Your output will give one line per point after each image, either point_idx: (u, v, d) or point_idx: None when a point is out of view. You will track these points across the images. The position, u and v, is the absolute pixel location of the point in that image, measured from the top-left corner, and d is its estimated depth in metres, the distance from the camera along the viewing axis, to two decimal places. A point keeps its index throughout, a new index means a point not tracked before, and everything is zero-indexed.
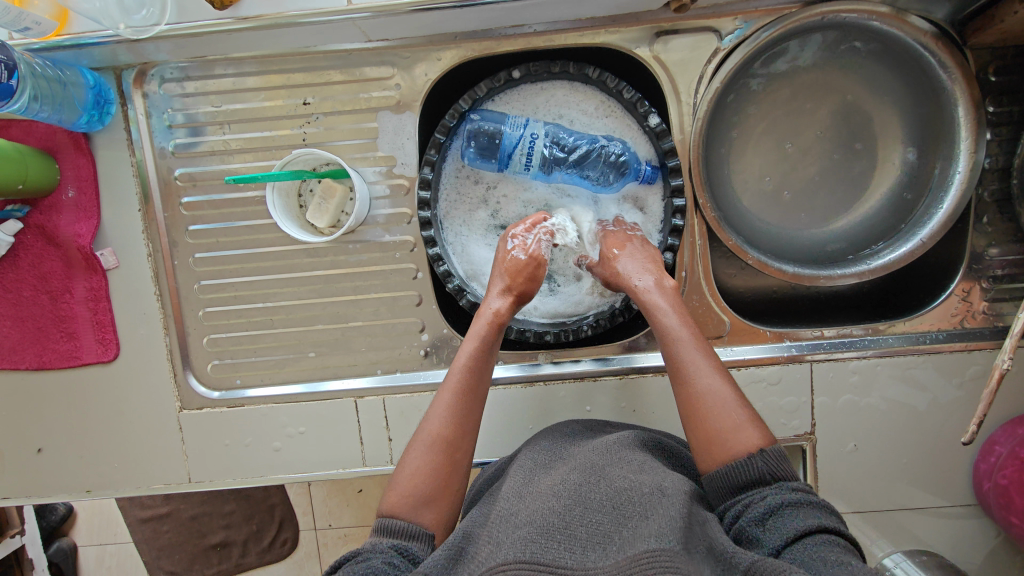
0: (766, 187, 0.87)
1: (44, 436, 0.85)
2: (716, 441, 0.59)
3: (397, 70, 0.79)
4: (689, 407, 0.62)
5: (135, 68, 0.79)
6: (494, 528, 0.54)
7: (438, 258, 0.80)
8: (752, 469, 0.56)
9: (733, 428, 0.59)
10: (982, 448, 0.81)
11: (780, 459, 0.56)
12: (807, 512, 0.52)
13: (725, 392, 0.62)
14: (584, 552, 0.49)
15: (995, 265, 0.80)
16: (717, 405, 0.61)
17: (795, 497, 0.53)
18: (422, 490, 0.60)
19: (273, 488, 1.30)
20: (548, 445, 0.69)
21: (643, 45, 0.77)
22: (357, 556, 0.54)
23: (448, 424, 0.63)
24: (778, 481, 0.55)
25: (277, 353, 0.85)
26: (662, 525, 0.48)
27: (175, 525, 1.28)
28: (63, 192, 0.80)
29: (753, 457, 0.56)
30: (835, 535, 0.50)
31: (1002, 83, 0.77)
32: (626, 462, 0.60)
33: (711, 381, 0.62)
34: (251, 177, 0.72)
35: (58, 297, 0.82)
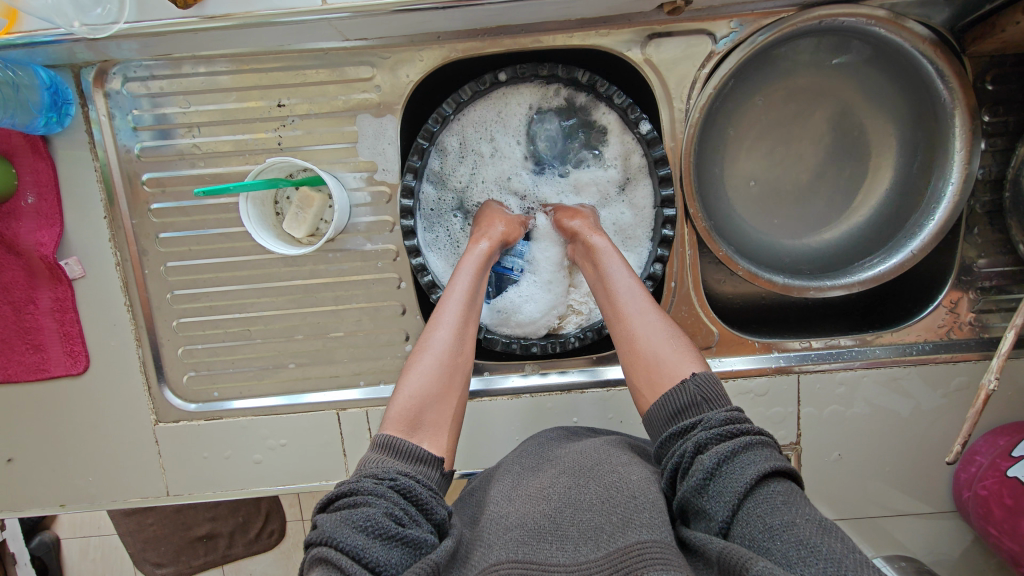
0: (757, 193, 0.85)
1: (14, 447, 0.82)
2: (656, 374, 0.62)
3: (378, 71, 0.75)
4: (631, 340, 0.64)
5: (95, 66, 0.73)
6: (484, 529, 0.53)
7: (422, 268, 0.77)
8: (686, 394, 0.57)
9: (672, 360, 0.61)
10: (963, 457, 0.81)
11: (710, 382, 0.58)
12: (745, 460, 0.49)
13: (660, 328, 0.64)
14: (575, 548, 0.48)
15: (984, 277, 0.80)
16: (653, 341, 0.63)
17: (731, 447, 0.51)
18: (424, 403, 0.60)
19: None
20: (535, 449, 0.68)
21: (634, 48, 0.74)
22: (357, 496, 0.50)
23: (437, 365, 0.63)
24: (710, 412, 0.55)
25: (256, 364, 0.82)
26: (654, 518, 0.49)
27: (159, 517, 1.23)
28: (23, 198, 0.75)
29: (685, 382, 0.58)
30: (778, 481, 0.48)
31: (998, 92, 0.75)
32: (613, 458, 0.59)
33: (651, 323, 0.64)
34: (222, 189, 0.68)
35: (21, 308, 0.78)
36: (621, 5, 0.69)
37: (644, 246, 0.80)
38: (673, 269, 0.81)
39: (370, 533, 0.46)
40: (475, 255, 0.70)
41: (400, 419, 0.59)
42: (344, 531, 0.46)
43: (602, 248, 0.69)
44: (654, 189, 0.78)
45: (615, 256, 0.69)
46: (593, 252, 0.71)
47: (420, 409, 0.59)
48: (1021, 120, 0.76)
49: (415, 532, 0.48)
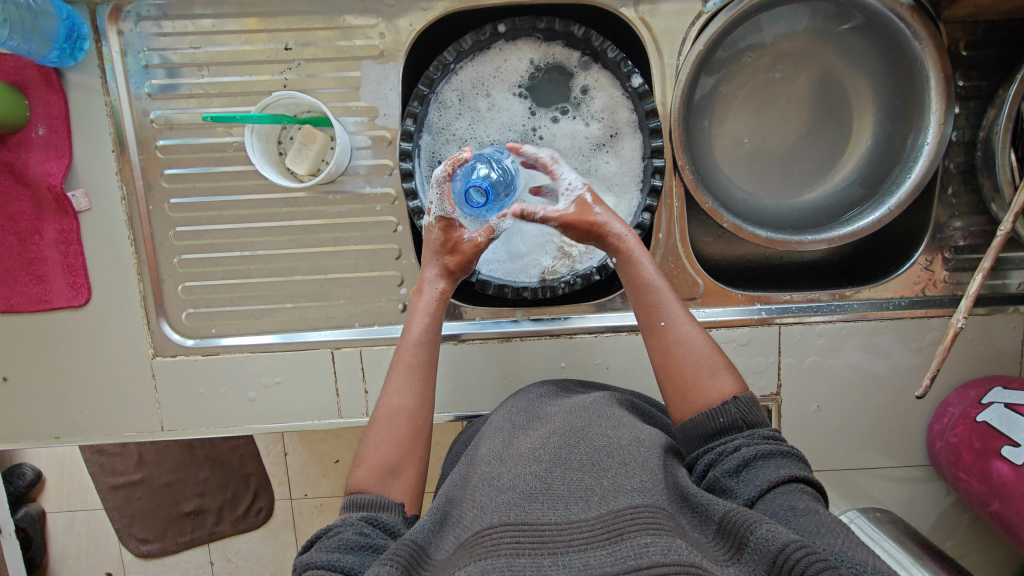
0: (744, 155, 0.89)
1: (14, 379, 0.84)
2: (691, 391, 0.63)
3: (381, 19, 0.78)
4: (668, 355, 0.65)
5: (110, 4, 0.77)
6: (479, 490, 0.55)
7: (419, 212, 0.78)
8: (728, 412, 0.59)
9: (708, 376, 0.63)
10: (937, 409, 0.85)
11: (751, 405, 0.60)
12: (778, 462, 0.55)
13: (700, 342, 0.65)
14: (567, 508, 0.50)
15: (958, 236, 0.83)
16: (693, 356, 0.64)
17: (768, 447, 0.56)
18: (387, 462, 0.62)
19: (248, 457, 1.30)
20: (524, 405, 0.70)
21: (628, 5, 0.79)
22: (329, 532, 0.54)
23: (393, 428, 0.65)
24: (750, 428, 0.58)
25: (253, 303, 0.84)
26: (644, 481, 0.51)
27: (148, 492, 1.27)
28: (33, 130, 0.78)
29: (726, 404, 0.60)
30: (806, 483, 0.53)
31: (972, 58, 0.79)
32: (603, 420, 0.62)
33: (688, 335, 0.65)
34: (228, 117, 0.73)
35: (27, 239, 0.80)
36: None
37: (632, 196, 0.83)
38: (661, 221, 0.84)
39: (342, 550, 0.51)
40: (427, 298, 0.72)
41: (369, 474, 0.61)
42: (318, 553, 0.50)
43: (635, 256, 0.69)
44: (644, 141, 0.81)
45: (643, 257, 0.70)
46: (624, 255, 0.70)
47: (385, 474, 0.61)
48: (993, 85, 0.80)
49: (383, 544, 0.53)
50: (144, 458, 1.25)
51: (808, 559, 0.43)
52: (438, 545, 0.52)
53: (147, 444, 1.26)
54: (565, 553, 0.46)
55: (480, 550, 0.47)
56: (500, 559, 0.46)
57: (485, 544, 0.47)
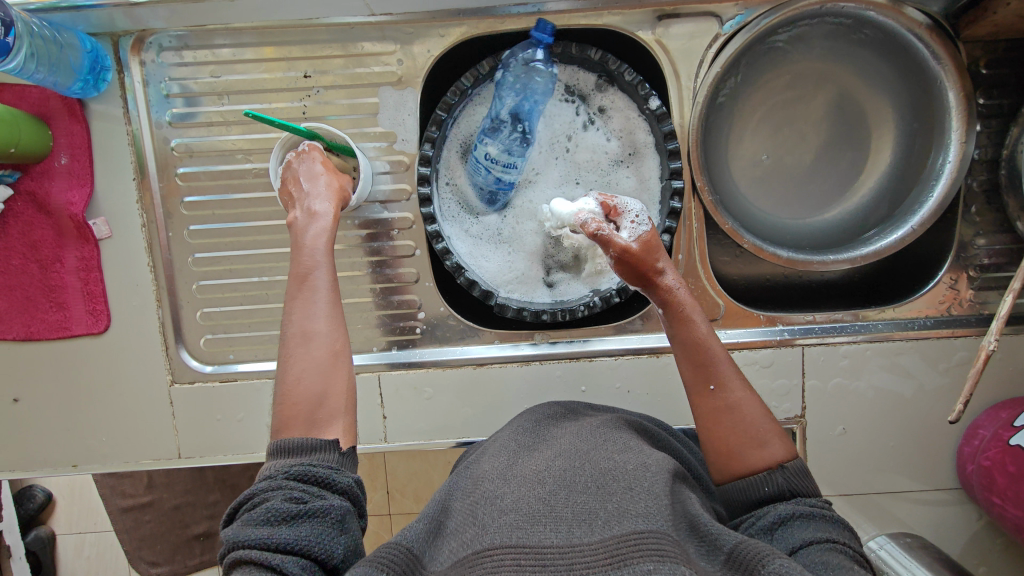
0: (761, 175, 0.89)
1: (32, 407, 0.84)
2: (737, 456, 0.61)
3: (399, 46, 0.79)
4: (716, 415, 0.62)
5: (133, 35, 0.78)
6: (479, 508, 0.57)
7: (437, 236, 0.79)
8: (773, 481, 0.59)
9: (758, 444, 0.61)
10: (967, 431, 0.83)
11: (800, 475, 0.59)
12: (817, 525, 0.55)
13: (753, 410, 0.62)
14: (569, 531, 0.52)
15: (982, 255, 0.82)
16: (744, 425, 0.61)
17: (809, 509, 0.56)
18: (314, 391, 0.59)
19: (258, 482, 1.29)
20: (529, 426, 0.72)
21: (645, 28, 0.79)
22: (254, 498, 0.51)
23: (317, 373, 0.59)
24: (796, 497, 0.58)
25: (271, 328, 0.84)
26: (648, 507, 0.53)
27: (157, 515, 1.25)
28: (56, 159, 0.79)
29: (774, 474, 0.59)
30: (847, 547, 0.52)
31: (992, 76, 0.79)
32: (608, 446, 0.64)
33: (741, 403, 0.62)
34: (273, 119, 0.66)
35: (48, 266, 0.81)
36: None
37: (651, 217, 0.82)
38: (680, 241, 0.83)
39: (273, 522, 0.49)
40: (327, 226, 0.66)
41: (295, 409, 0.58)
42: (247, 531, 0.48)
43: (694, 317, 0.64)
44: (663, 163, 0.81)
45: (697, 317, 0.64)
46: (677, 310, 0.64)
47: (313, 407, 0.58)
48: (1014, 103, 0.79)
49: (318, 501, 0.52)
50: (155, 481, 1.25)
51: None
52: (432, 557, 0.54)
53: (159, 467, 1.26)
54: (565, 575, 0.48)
55: (479, 569, 0.49)
56: None
57: (485, 564, 0.49)
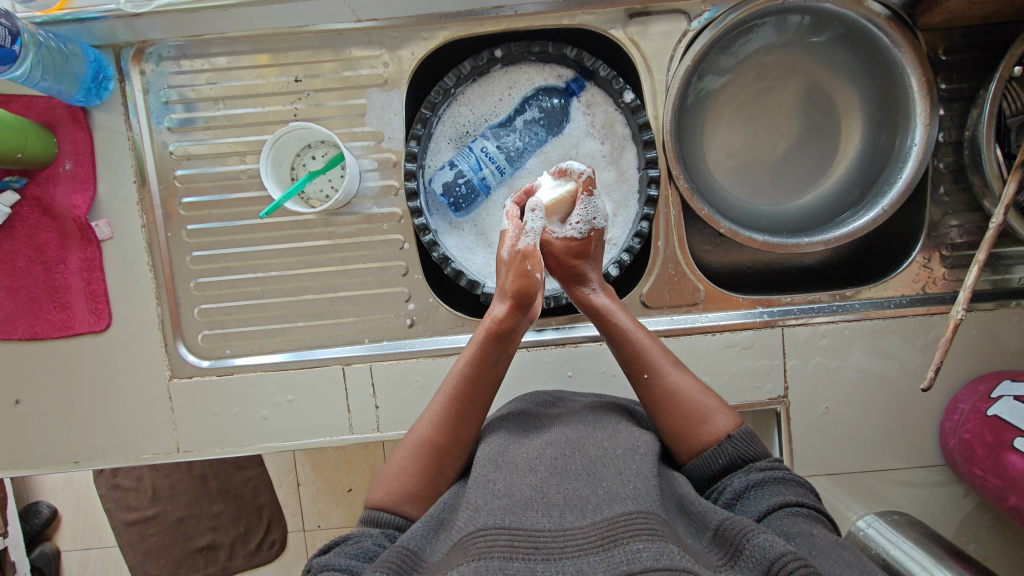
0: (734, 164, 0.92)
1: (33, 406, 0.86)
2: (687, 434, 0.66)
3: (385, 49, 0.83)
4: (660, 401, 0.68)
5: (134, 46, 0.82)
6: (473, 494, 0.59)
7: (424, 229, 0.82)
8: (724, 451, 0.63)
9: (703, 421, 0.66)
10: (947, 407, 0.85)
11: (747, 440, 0.64)
12: (773, 489, 0.59)
13: (688, 388, 0.68)
14: (561, 514, 0.54)
15: (953, 234, 0.85)
16: (685, 403, 0.67)
17: (762, 476, 0.61)
18: (406, 487, 0.63)
19: (261, 488, 1.32)
20: (519, 414, 0.74)
21: (617, 27, 0.83)
22: (347, 540, 0.58)
23: (416, 470, 0.64)
24: (748, 464, 0.63)
25: (266, 323, 0.87)
26: (638, 491, 0.55)
27: (162, 527, 1.27)
28: (61, 165, 0.83)
29: (724, 444, 0.64)
30: (803, 507, 0.57)
31: (951, 62, 0.82)
32: (598, 434, 0.66)
33: (677, 385, 0.68)
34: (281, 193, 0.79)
35: (52, 268, 0.84)
36: None
37: (631, 205, 0.86)
38: (659, 229, 0.86)
39: (360, 557, 0.55)
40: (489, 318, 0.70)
41: (386, 499, 0.63)
42: (337, 557, 0.54)
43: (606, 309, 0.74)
44: (640, 153, 0.84)
45: (616, 311, 0.75)
46: (602, 314, 0.74)
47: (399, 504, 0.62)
48: (974, 86, 0.82)
49: None
50: (158, 490, 1.27)
51: (796, 564, 0.46)
52: (430, 548, 0.55)
53: (162, 476, 1.28)
54: (558, 557, 0.49)
55: (473, 551, 0.50)
56: (494, 558, 0.49)
57: (479, 545, 0.50)
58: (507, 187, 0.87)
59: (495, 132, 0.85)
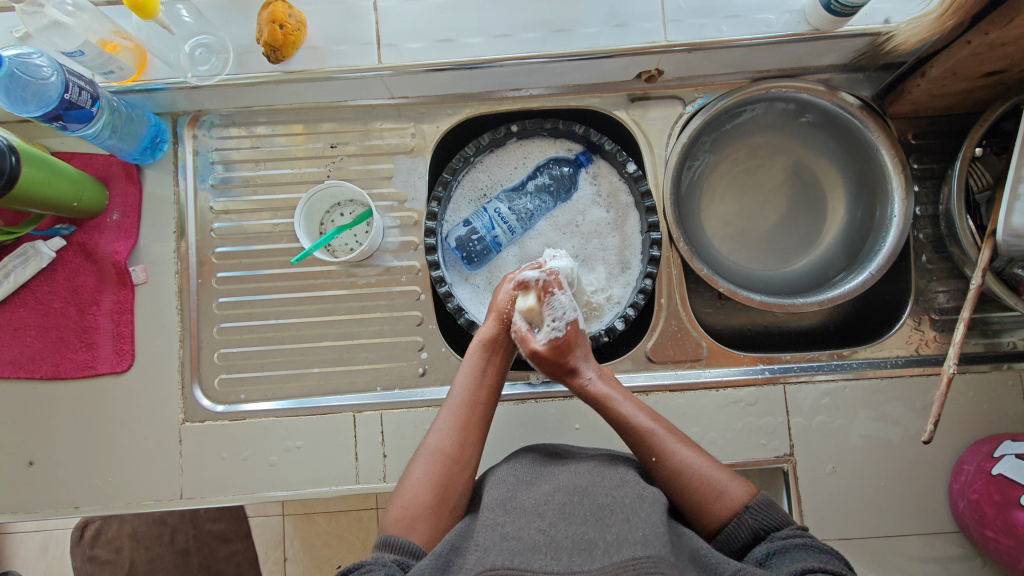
0: (731, 231, 1.00)
1: (41, 449, 0.87)
2: (706, 510, 0.66)
3: (413, 122, 0.93)
4: (671, 481, 0.67)
5: (190, 114, 0.92)
6: (482, 538, 0.60)
7: (440, 280, 0.87)
8: (744, 526, 0.64)
9: (719, 496, 0.66)
10: (953, 468, 0.85)
11: (765, 509, 0.64)
12: (794, 555, 0.59)
13: (700, 467, 0.68)
14: (570, 560, 0.56)
15: (940, 298, 0.90)
16: (698, 483, 0.67)
17: (782, 543, 0.61)
18: (419, 503, 0.66)
19: (244, 565, 1.26)
20: (528, 460, 0.75)
21: (621, 109, 0.94)
22: (360, 569, 0.58)
23: (428, 487, 0.67)
24: (770, 535, 0.63)
25: (283, 368, 0.90)
26: (645, 533, 0.57)
27: None
28: (109, 215, 0.90)
29: (743, 518, 0.64)
30: (823, 572, 0.55)
31: (921, 145, 0.92)
32: (605, 480, 0.68)
33: (688, 465, 0.68)
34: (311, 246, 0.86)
35: (85, 309, 0.88)
36: (608, 74, 0.89)
37: (636, 265, 0.92)
38: (662, 287, 0.92)
39: None
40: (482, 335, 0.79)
41: (400, 519, 0.65)
42: None
43: (602, 397, 0.74)
44: (643, 218, 0.92)
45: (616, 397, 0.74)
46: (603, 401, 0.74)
47: (414, 519, 0.65)
48: (944, 167, 0.91)
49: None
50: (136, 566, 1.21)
51: None
52: None
53: (141, 550, 1.24)
54: None
55: None
56: None
57: None
58: (517, 245, 0.94)
59: (508, 195, 0.93)
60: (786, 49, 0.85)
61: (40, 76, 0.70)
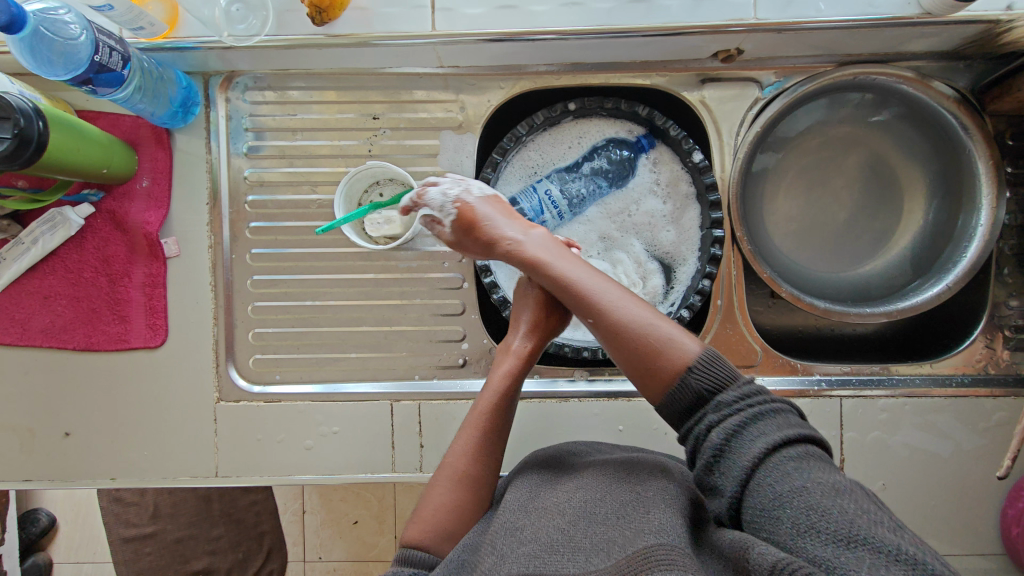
0: (793, 228, 0.93)
1: (75, 419, 0.86)
2: (659, 374, 0.62)
3: (462, 95, 0.86)
4: (613, 339, 0.64)
5: (223, 75, 0.85)
6: (498, 539, 0.57)
7: (486, 270, 0.83)
8: (688, 387, 0.60)
9: (665, 351, 0.62)
10: (1010, 494, 0.82)
11: (711, 369, 0.60)
12: (759, 428, 0.56)
13: (647, 329, 0.63)
14: (585, 558, 0.51)
15: (1016, 316, 0.84)
16: (637, 339, 0.63)
17: (740, 414, 0.57)
18: (441, 526, 0.64)
19: (264, 514, 1.27)
20: (552, 457, 0.71)
21: (691, 90, 0.85)
22: None
23: (448, 508, 0.65)
24: (722, 398, 0.59)
25: (320, 351, 0.87)
26: (663, 524, 0.52)
27: (157, 548, 1.18)
28: (138, 181, 0.85)
29: (688, 376, 0.60)
30: (793, 446, 0.54)
31: (1018, 147, 0.84)
32: (628, 472, 0.63)
33: (631, 318, 0.64)
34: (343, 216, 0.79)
35: (116, 280, 0.85)
36: (682, 51, 0.81)
37: (692, 263, 0.87)
38: (719, 287, 0.87)
39: None
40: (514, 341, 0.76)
41: (420, 533, 0.64)
42: None
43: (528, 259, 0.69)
44: (705, 213, 0.85)
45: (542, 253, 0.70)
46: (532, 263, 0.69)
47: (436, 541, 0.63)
48: None
49: None
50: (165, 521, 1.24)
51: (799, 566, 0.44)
52: None
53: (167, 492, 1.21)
54: None
55: None
56: None
57: None
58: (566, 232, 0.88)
59: (560, 178, 0.87)
60: (884, 33, 0.76)
61: (67, 34, 0.63)
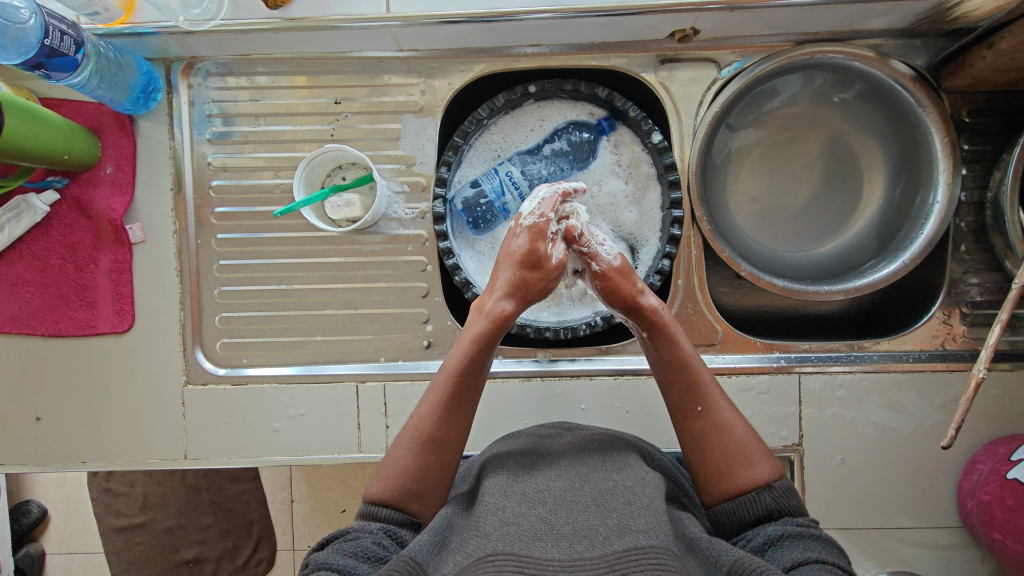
0: (756, 210, 0.95)
1: (46, 405, 0.87)
2: (722, 478, 0.65)
3: (423, 78, 0.87)
4: (707, 438, 0.67)
5: (184, 61, 0.86)
6: (482, 520, 0.56)
7: (448, 252, 0.84)
8: (760, 501, 0.62)
9: (745, 464, 0.64)
10: (966, 467, 0.83)
11: (788, 494, 0.62)
12: (807, 544, 0.57)
13: (738, 431, 0.67)
14: (570, 546, 0.51)
15: (973, 291, 0.85)
16: (728, 442, 0.66)
17: (795, 529, 0.59)
18: (406, 489, 0.64)
19: (253, 503, 1.25)
20: (525, 442, 0.71)
21: (649, 71, 0.86)
22: (348, 534, 0.59)
23: (412, 471, 0.65)
24: (783, 518, 0.60)
25: (286, 335, 0.88)
26: (651, 524, 0.52)
27: (148, 536, 1.23)
28: (102, 168, 0.86)
29: (761, 494, 0.62)
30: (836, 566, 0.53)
31: (974, 124, 0.84)
32: (608, 467, 0.63)
33: (729, 423, 0.67)
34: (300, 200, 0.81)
35: (83, 267, 0.86)
36: (637, 32, 0.81)
37: (654, 243, 0.87)
38: (681, 267, 0.88)
39: (358, 556, 0.55)
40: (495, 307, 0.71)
41: (382, 491, 0.64)
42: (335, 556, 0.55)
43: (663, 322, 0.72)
44: (665, 193, 0.86)
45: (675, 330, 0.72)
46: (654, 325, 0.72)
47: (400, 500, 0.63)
48: (996, 150, 0.84)
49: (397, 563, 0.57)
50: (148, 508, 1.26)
51: None
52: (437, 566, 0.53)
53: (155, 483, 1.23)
54: None
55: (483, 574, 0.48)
56: None
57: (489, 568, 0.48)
58: None
59: (523, 160, 0.88)
60: (835, 11, 0.76)
61: (17, 19, 0.64)
